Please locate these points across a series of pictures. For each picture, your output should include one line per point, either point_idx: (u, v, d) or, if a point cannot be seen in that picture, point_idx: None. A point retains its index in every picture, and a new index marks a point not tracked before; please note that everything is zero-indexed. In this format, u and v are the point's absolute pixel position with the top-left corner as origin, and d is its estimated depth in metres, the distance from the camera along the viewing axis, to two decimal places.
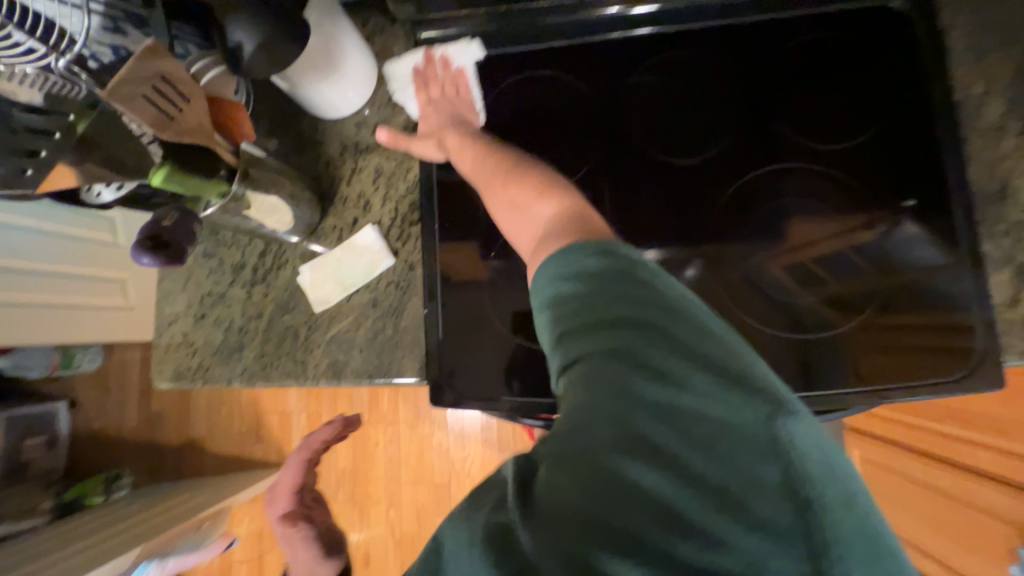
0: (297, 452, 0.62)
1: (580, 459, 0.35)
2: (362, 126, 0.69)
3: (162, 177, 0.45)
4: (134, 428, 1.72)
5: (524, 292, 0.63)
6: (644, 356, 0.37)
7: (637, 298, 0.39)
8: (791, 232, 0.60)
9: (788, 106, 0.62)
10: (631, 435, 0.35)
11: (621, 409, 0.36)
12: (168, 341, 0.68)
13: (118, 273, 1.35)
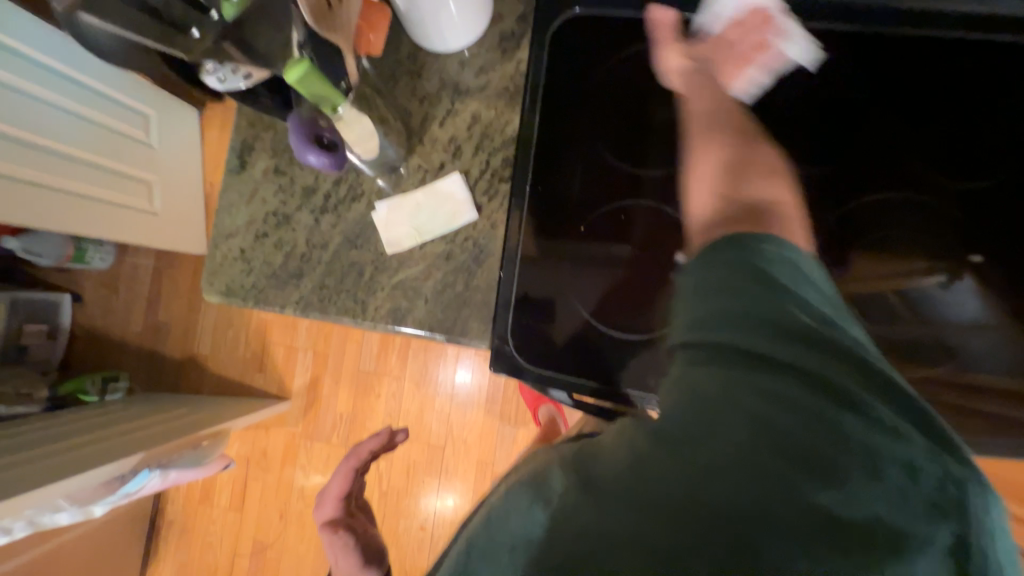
0: (345, 459, 0.62)
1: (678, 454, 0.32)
2: (465, 66, 0.64)
3: (299, 76, 0.44)
4: (137, 335, 1.70)
5: (606, 274, 0.60)
6: (778, 369, 0.34)
7: (756, 290, 0.37)
8: (857, 265, 0.58)
9: (918, 134, 0.58)
10: (761, 445, 0.31)
11: (737, 414, 0.33)
12: (224, 254, 0.65)
13: (147, 175, 1.29)
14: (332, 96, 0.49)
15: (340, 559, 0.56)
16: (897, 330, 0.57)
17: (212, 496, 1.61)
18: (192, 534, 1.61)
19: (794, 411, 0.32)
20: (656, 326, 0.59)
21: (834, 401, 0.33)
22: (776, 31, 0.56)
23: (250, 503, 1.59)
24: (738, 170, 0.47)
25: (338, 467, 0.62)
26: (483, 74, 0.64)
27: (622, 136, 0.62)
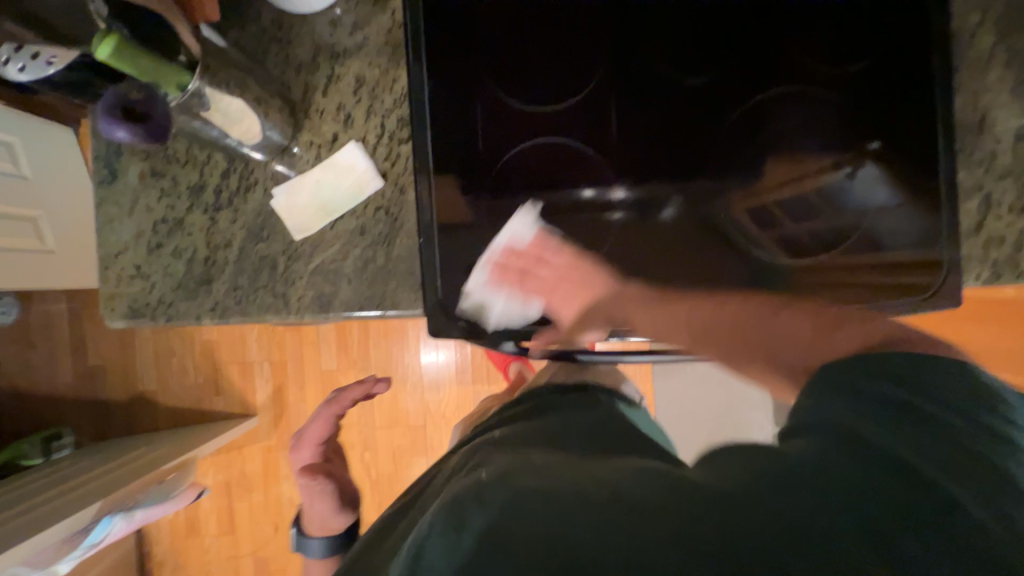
0: (325, 410, 0.73)
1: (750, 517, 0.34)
2: (336, 25, 0.59)
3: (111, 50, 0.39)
4: (70, 386, 1.57)
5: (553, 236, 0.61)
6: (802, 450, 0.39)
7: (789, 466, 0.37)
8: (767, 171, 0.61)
9: (796, 28, 0.60)
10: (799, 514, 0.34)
11: (770, 458, 0.38)
12: (119, 274, 0.60)
13: (33, 210, 1.15)
14: (162, 73, 0.44)
15: (315, 495, 0.76)
16: (801, 222, 0.61)
17: (198, 527, 1.56)
18: (187, 568, 1.57)
19: (834, 456, 0.37)
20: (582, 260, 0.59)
21: (890, 488, 0.35)
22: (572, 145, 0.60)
23: (240, 524, 1.56)
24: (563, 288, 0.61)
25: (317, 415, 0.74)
26: (358, 31, 0.59)
27: (516, 78, 0.60)
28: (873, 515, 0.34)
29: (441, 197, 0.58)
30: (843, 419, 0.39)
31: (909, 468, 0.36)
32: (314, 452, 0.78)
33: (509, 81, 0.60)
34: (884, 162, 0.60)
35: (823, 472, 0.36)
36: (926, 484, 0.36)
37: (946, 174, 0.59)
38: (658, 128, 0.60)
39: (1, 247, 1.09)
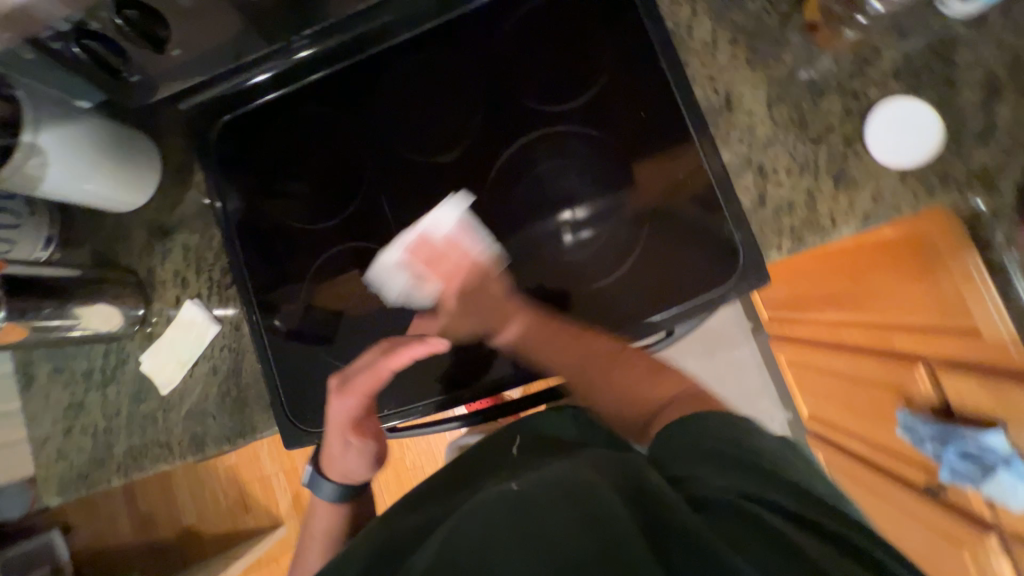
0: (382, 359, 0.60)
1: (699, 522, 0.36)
2: (160, 210, 0.72)
3: None
4: (131, 534, 1.76)
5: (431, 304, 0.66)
6: (711, 466, 0.43)
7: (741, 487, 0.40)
8: (555, 197, 0.63)
9: (526, 76, 0.64)
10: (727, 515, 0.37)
11: (712, 464, 0.43)
12: (47, 460, 0.72)
13: None
14: None
15: (347, 455, 0.65)
16: (598, 240, 0.62)
17: None
18: None
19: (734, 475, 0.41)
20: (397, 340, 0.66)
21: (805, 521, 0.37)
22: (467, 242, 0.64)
23: None
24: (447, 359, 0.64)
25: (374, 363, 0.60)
26: (177, 209, 0.71)
27: (312, 201, 0.69)
28: (788, 526, 0.36)
29: (326, 292, 0.67)
30: (696, 471, 0.43)
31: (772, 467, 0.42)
32: (363, 402, 0.61)
33: (308, 206, 0.68)
34: (654, 172, 0.60)
35: (722, 488, 0.40)
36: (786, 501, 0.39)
37: (708, 162, 0.58)
38: (445, 206, 0.65)
39: None
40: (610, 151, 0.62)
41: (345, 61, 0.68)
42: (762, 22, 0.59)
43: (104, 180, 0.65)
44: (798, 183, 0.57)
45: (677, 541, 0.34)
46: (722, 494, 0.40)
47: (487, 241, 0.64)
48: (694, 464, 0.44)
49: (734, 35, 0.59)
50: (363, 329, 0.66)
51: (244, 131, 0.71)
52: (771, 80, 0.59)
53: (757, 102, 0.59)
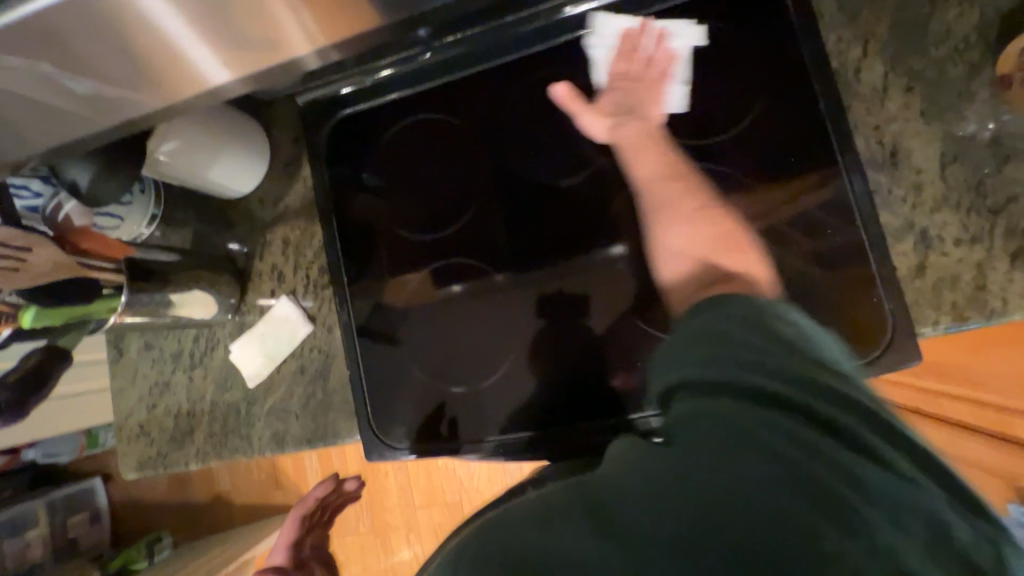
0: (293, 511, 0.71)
1: (695, 487, 0.30)
2: (264, 201, 0.71)
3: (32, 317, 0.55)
4: (166, 492, 1.82)
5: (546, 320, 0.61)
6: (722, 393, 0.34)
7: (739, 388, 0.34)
8: None
9: (664, 102, 0.60)
10: (768, 480, 0.30)
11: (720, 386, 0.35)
12: (128, 435, 0.73)
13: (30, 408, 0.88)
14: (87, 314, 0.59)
15: None
16: None
17: None
18: None
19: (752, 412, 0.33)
20: (490, 369, 0.62)
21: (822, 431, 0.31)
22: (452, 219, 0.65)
23: None
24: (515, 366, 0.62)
25: (288, 520, 0.71)
26: (281, 202, 0.70)
27: (415, 211, 0.67)
28: (833, 472, 0.29)
29: (406, 291, 0.66)
30: (707, 406, 0.34)
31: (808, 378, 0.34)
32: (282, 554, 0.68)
33: (410, 217, 0.67)
34: (801, 223, 0.55)
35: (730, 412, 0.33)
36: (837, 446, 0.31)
37: (863, 220, 0.53)
38: (556, 232, 0.62)
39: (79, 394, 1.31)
40: (667, 56, 0.59)
41: (473, 67, 0.65)
42: (946, 70, 0.53)
43: (220, 167, 0.64)
44: (967, 255, 0.52)
45: (650, 508, 0.31)
46: (739, 424, 0.32)
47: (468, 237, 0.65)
48: (697, 400, 0.35)
49: (909, 82, 0.54)
50: (451, 335, 0.64)
51: (354, 131, 0.69)
52: (949, 136, 0.53)
53: (929, 159, 0.53)
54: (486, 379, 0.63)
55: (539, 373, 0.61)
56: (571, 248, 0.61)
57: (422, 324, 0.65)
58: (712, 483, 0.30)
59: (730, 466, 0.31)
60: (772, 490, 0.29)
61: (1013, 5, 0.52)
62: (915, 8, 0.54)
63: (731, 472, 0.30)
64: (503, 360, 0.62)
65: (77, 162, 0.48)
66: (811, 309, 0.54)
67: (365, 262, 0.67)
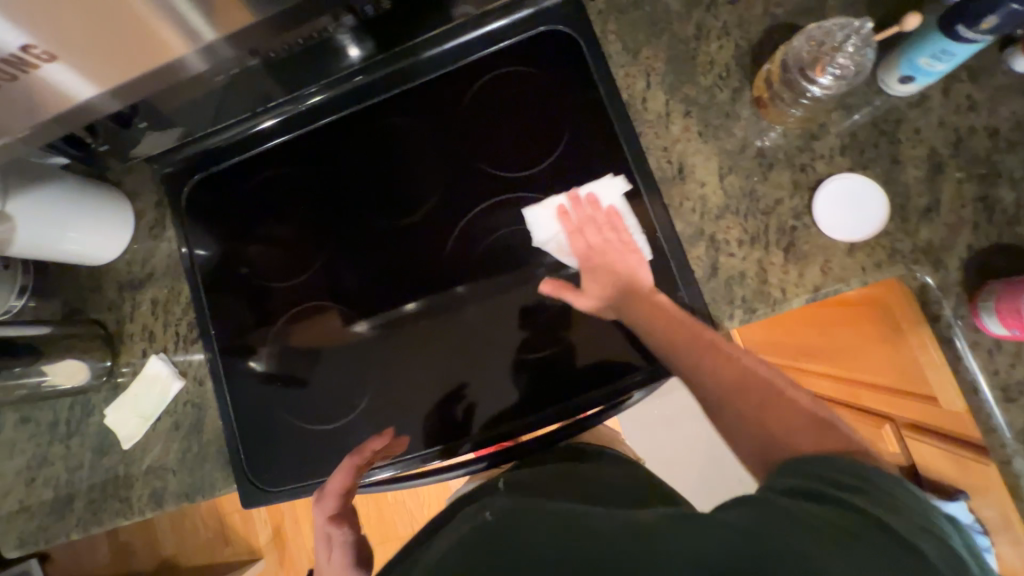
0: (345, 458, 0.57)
1: (742, 563, 0.32)
2: (131, 264, 0.73)
3: None
4: (109, 564, 1.74)
5: (408, 348, 0.66)
6: (809, 500, 0.35)
7: (836, 496, 0.35)
8: (520, 258, 0.64)
9: (489, 139, 0.66)
10: (825, 550, 0.31)
11: (807, 504, 0.35)
12: (7, 513, 0.72)
13: None
14: None
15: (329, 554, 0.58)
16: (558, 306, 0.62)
17: None
18: None
19: (826, 514, 0.33)
20: (357, 403, 0.66)
21: (875, 518, 0.33)
22: (347, 365, 0.67)
23: None
24: (391, 394, 0.65)
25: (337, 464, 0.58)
26: (147, 264, 0.73)
27: (280, 257, 0.71)
28: (911, 569, 0.31)
29: (298, 333, 0.69)
30: (780, 500, 0.35)
31: (880, 484, 0.35)
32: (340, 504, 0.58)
33: (277, 263, 0.71)
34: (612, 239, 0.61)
35: (815, 513, 0.33)
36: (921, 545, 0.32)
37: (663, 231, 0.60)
38: (407, 264, 0.67)
39: None
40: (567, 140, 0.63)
41: (340, 113, 0.69)
42: (714, 95, 0.61)
43: (77, 241, 0.66)
44: (749, 254, 0.58)
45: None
46: (806, 523, 0.33)
47: (367, 364, 0.66)
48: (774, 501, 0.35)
49: (687, 108, 0.61)
50: (330, 371, 0.67)
51: (217, 189, 0.73)
52: (723, 152, 0.60)
53: (711, 173, 0.60)
54: (354, 410, 0.66)
55: (406, 400, 0.65)
56: (427, 277, 0.66)
57: (310, 364, 0.68)
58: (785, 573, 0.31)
59: (816, 570, 0.30)
60: (839, 570, 0.30)
61: (761, 36, 0.60)
62: (684, 44, 0.62)
63: (792, 560, 0.31)
64: (384, 388, 0.65)
65: None
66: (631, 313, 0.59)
67: (243, 313, 0.70)
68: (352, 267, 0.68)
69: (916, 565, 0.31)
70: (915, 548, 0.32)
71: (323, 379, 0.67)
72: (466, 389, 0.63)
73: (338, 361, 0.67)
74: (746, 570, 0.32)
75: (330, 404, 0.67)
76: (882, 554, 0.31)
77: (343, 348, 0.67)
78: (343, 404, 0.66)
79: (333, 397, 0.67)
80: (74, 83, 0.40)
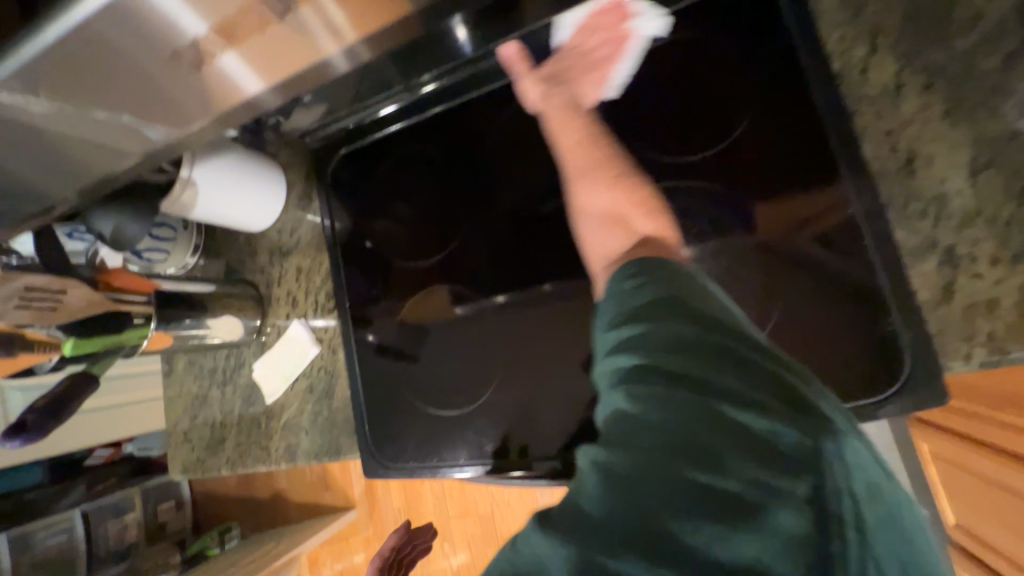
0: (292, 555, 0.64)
1: (661, 474, 0.30)
2: (282, 232, 0.78)
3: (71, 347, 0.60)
4: (236, 486, 2.03)
5: (535, 342, 0.61)
6: (668, 383, 0.33)
7: (704, 369, 0.34)
8: (673, 255, 0.55)
9: (649, 117, 0.57)
10: (683, 447, 0.31)
11: (661, 388, 0.33)
12: (176, 441, 0.83)
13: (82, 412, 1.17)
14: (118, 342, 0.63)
15: None
16: None
17: None
18: None
19: (679, 411, 0.32)
20: (478, 393, 0.64)
21: (723, 399, 0.33)
22: (470, 350, 0.65)
23: None
24: (513, 389, 0.62)
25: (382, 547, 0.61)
26: (295, 233, 0.77)
27: (413, 237, 0.70)
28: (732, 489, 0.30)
29: (423, 313, 0.68)
30: (654, 400, 0.33)
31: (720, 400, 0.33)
32: None
33: (409, 242, 0.70)
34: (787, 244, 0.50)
35: (703, 401, 0.33)
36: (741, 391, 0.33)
37: (875, 237, 0.47)
38: (540, 251, 0.62)
39: None
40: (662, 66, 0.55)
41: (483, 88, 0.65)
42: (973, 62, 0.46)
43: (241, 208, 0.72)
44: (1007, 277, 0.44)
45: (651, 487, 0.30)
46: (710, 399, 0.33)
47: (490, 351, 0.64)
48: (667, 386, 0.33)
49: (927, 80, 0.47)
50: (453, 354, 0.66)
51: (359, 165, 0.74)
52: (979, 139, 0.45)
53: (955, 166, 0.46)
54: (476, 400, 0.64)
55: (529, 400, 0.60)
56: (561, 267, 0.60)
57: (434, 345, 0.68)
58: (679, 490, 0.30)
59: (691, 456, 0.31)
60: (700, 476, 0.30)
61: None
62: None
63: (668, 476, 0.30)
64: (506, 381, 0.62)
65: (103, 212, 0.54)
66: (812, 338, 0.49)
67: (375, 289, 0.71)
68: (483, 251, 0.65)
69: (795, 457, 0.32)
70: (755, 426, 0.32)
71: (446, 362, 0.66)
72: (591, 398, 0.57)
73: (462, 345, 0.66)
74: (676, 465, 0.30)
75: (452, 389, 0.65)
76: (754, 460, 0.31)
77: (467, 332, 0.66)
78: (463, 390, 0.65)
79: (455, 382, 0.65)
80: (246, 81, 0.36)
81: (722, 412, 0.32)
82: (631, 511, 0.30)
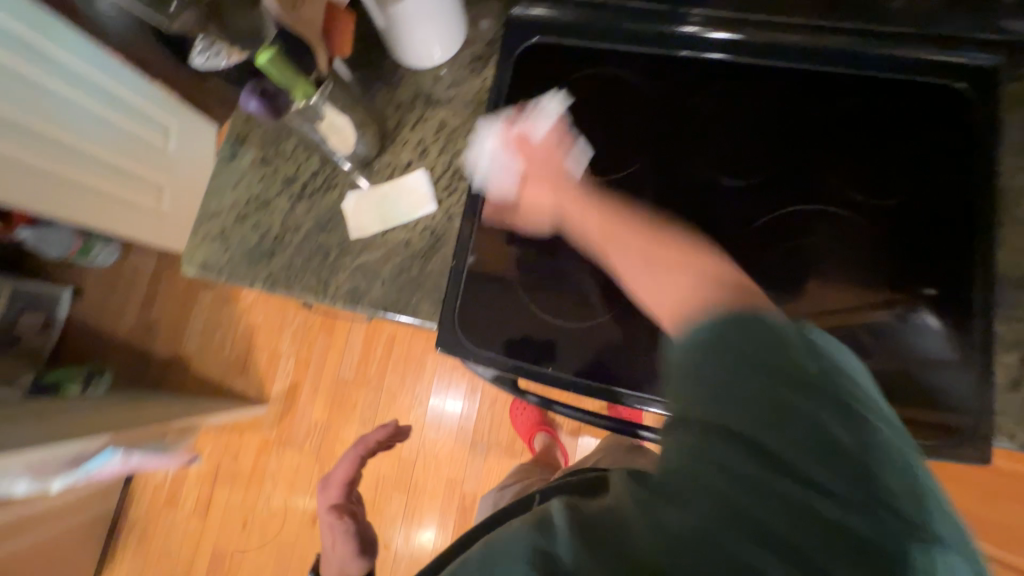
0: (350, 450, 0.78)
1: (718, 498, 0.33)
2: (437, 81, 0.73)
3: (266, 59, 0.49)
4: (128, 332, 1.75)
5: None
6: (720, 434, 0.36)
7: (782, 402, 0.35)
8: (814, 273, 0.64)
9: (841, 154, 0.66)
10: (755, 487, 0.33)
11: (742, 411, 0.36)
12: (205, 232, 0.72)
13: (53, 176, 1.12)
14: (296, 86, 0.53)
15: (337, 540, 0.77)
16: (833, 333, 0.61)
17: (177, 499, 1.63)
18: (151, 541, 1.62)
19: (704, 443, 0.36)
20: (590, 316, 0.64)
21: (750, 451, 0.35)
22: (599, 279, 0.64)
23: (216, 509, 1.61)
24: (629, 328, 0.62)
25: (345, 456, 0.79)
26: (452, 88, 0.73)
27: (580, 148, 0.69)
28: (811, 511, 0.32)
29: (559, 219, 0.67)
30: (758, 435, 0.35)
31: (747, 439, 0.35)
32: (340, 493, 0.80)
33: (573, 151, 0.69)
34: (912, 301, 0.61)
35: (712, 437, 0.36)
36: (784, 453, 0.34)
37: (980, 322, 0.59)
38: (703, 218, 0.66)
39: (117, 196, 1.28)
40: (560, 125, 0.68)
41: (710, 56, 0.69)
42: None
43: (426, 32, 0.67)
44: None
45: (722, 493, 0.33)
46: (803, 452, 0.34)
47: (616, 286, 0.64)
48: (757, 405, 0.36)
49: None
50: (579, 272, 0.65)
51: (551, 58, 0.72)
52: None
53: None
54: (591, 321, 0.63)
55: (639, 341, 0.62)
56: (715, 240, 0.65)
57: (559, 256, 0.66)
58: (730, 508, 0.33)
59: (751, 497, 0.33)
60: (769, 512, 0.32)
61: None
62: None
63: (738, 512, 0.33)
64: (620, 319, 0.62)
65: None
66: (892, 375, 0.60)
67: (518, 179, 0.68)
68: (646, 195, 0.67)
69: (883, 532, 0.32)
70: (851, 484, 0.33)
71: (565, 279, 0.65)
72: None
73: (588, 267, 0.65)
74: (758, 487, 0.33)
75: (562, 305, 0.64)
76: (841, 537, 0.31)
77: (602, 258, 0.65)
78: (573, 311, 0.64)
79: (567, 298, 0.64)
80: None
81: (711, 456, 0.35)
82: (654, 535, 0.34)
